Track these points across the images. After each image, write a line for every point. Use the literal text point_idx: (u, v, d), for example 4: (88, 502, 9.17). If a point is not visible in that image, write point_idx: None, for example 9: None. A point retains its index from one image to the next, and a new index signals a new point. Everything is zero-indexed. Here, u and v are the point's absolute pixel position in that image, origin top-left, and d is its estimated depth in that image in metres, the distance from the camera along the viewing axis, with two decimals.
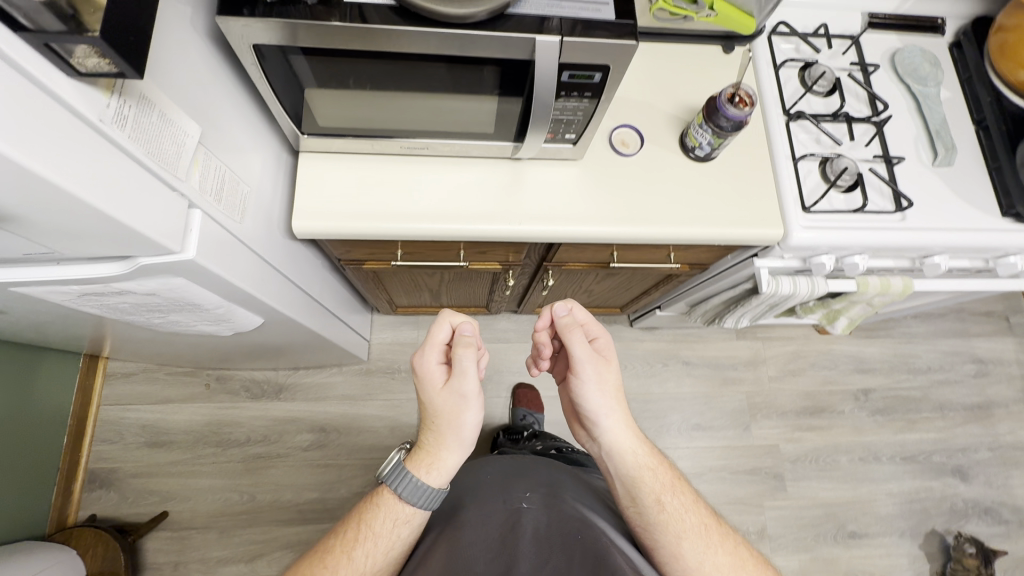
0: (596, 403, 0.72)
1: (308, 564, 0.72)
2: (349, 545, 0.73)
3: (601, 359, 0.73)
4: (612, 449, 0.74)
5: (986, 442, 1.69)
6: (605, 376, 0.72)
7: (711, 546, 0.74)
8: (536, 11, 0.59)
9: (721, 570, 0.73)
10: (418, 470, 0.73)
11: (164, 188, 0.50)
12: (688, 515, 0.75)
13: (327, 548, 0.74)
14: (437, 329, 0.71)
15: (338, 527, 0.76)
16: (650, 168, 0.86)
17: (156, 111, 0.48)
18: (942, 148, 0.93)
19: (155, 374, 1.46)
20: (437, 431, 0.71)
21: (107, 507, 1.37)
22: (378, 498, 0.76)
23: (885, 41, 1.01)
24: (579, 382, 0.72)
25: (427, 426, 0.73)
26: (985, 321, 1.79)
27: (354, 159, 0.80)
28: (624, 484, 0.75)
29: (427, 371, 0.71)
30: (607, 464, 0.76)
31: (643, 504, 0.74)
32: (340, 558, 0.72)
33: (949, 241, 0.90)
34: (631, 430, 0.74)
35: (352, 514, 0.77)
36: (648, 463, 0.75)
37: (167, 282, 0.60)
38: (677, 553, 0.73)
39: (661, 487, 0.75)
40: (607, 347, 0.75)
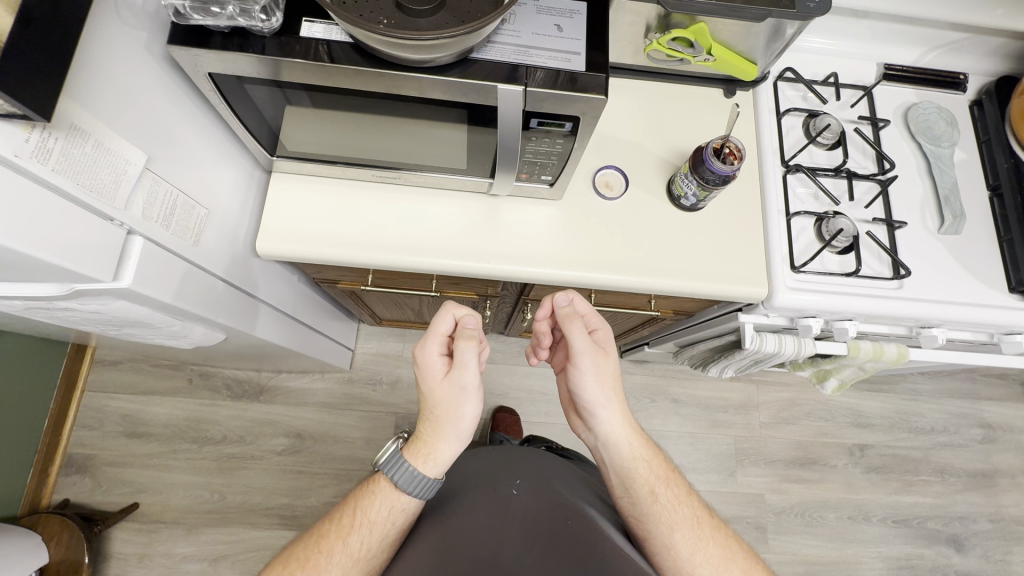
0: (593, 393, 0.71)
1: (304, 548, 0.71)
2: (343, 532, 0.72)
3: (600, 351, 0.71)
4: (608, 438, 0.73)
5: (987, 512, 1.60)
6: (603, 367, 0.71)
7: (704, 539, 0.72)
8: (504, 57, 0.57)
9: (712, 563, 0.71)
10: (414, 461, 0.72)
11: (98, 219, 0.49)
12: (681, 507, 0.73)
13: (323, 532, 0.73)
14: (440, 320, 0.68)
15: (333, 511, 0.75)
16: (633, 213, 0.83)
17: (92, 140, 0.47)
18: (950, 216, 0.87)
19: (139, 365, 1.47)
20: (436, 423, 0.71)
21: (80, 493, 1.38)
22: (374, 485, 0.74)
23: (899, 95, 0.96)
24: (576, 373, 0.71)
25: (424, 417, 0.72)
26: (998, 384, 1.70)
27: (326, 183, 0.78)
28: (619, 474, 0.74)
29: (427, 363, 0.69)
30: (601, 453, 0.76)
31: (636, 494, 0.73)
32: (335, 544, 0.71)
33: (948, 314, 0.85)
34: (628, 422, 0.73)
35: (347, 499, 0.76)
36: (643, 453, 0.74)
37: (108, 304, 0.59)
38: (669, 544, 0.72)
39: (655, 477, 0.74)
40: (607, 339, 0.73)
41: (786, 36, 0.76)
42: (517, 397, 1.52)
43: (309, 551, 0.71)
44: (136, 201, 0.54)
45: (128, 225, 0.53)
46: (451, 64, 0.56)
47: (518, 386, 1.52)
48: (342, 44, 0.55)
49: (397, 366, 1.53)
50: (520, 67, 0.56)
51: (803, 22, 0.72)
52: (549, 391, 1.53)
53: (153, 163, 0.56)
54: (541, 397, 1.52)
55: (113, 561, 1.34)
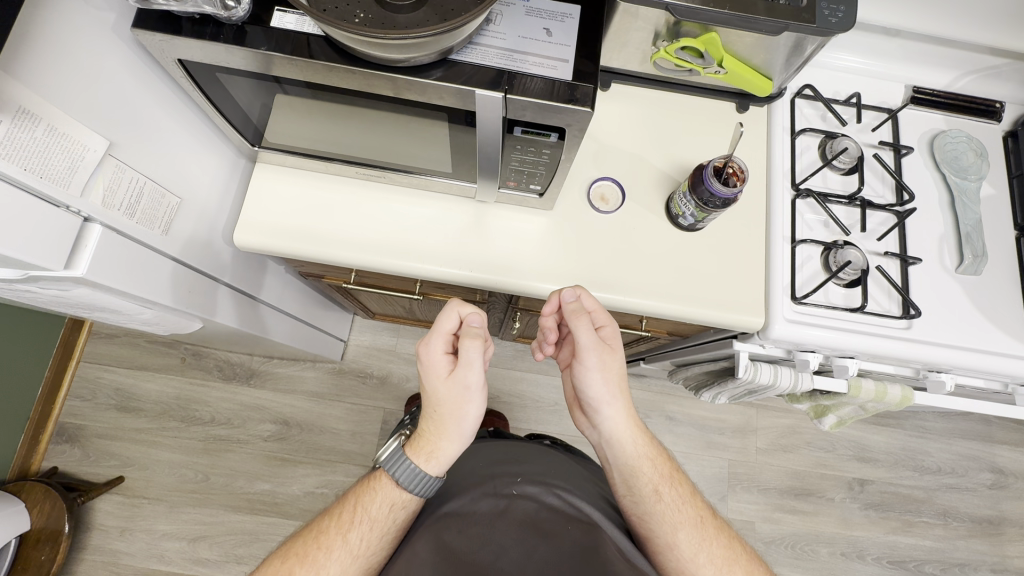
0: (598, 390, 0.65)
1: (299, 545, 0.63)
2: (343, 528, 0.64)
3: (606, 347, 0.65)
4: (611, 436, 0.68)
5: (989, 561, 1.53)
6: (610, 365, 0.65)
7: (708, 540, 0.66)
8: (488, 61, 0.54)
9: (716, 564, 0.66)
10: (416, 460, 0.65)
11: (48, 205, 0.48)
12: (685, 506, 0.67)
13: (320, 528, 0.64)
14: (446, 317, 0.61)
15: (331, 506, 0.67)
16: (627, 230, 0.79)
17: (44, 125, 0.46)
18: (970, 255, 0.81)
19: (135, 340, 1.48)
20: (438, 422, 0.63)
21: (69, 462, 1.40)
22: (374, 480, 0.67)
23: (927, 121, 0.90)
24: (581, 371, 0.65)
25: (425, 413, 0.65)
26: (1013, 429, 1.61)
27: (309, 177, 0.76)
28: (621, 472, 0.68)
29: (428, 362, 0.61)
30: (604, 451, 0.70)
31: (639, 492, 0.67)
32: (335, 541, 0.63)
33: (958, 359, 0.79)
34: (633, 420, 0.67)
35: (346, 494, 0.68)
36: (647, 451, 0.68)
37: (68, 291, 0.57)
38: (673, 545, 0.66)
39: (659, 476, 0.68)
40: (614, 337, 0.67)
41: (806, 53, 0.71)
42: (508, 402, 1.49)
43: (307, 547, 0.63)
44: (95, 188, 0.53)
45: (84, 212, 0.52)
46: (432, 65, 0.53)
47: (509, 390, 1.49)
48: (319, 38, 0.53)
49: (389, 361, 1.51)
50: (506, 73, 0.53)
51: (823, 39, 0.67)
52: (541, 398, 1.50)
53: (115, 148, 0.55)
54: (532, 403, 1.49)
55: (96, 533, 1.36)
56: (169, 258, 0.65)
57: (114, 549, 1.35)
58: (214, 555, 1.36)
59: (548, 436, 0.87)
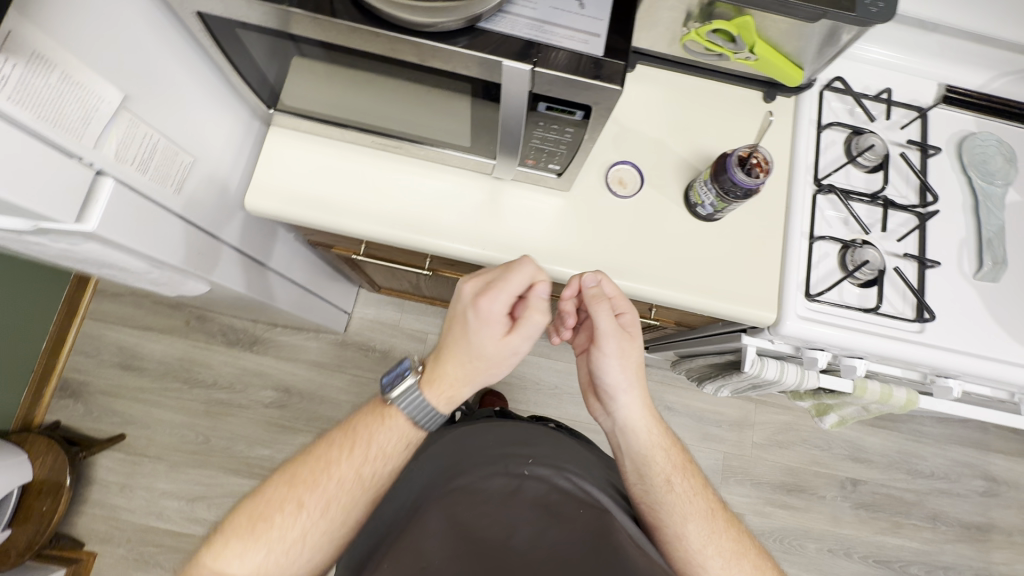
0: (615, 377, 0.66)
1: (308, 474, 0.61)
2: (356, 461, 0.62)
3: (626, 335, 0.65)
4: (625, 424, 0.68)
5: (974, 565, 1.55)
6: (628, 352, 0.65)
7: (718, 532, 0.66)
8: (516, 31, 0.52)
9: (724, 557, 0.65)
10: (433, 397, 0.62)
11: (59, 155, 0.47)
12: (696, 497, 0.67)
13: (329, 459, 0.62)
14: (518, 280, 0.57)
15: (336, 436, 0.64)
16: (643, 217, 0.77)
17: (59, 72, 0.45)
18: (990, 261, 0.81)
19: (140, 300, 1.48)
20: (467, 367, 0.61)
21: (71, 417, 1.42)
22: (384, 412, 0.64)
23: (958, 121, 0.88)
24: (599, 357, 0.65)
25: (453, 357, 0.61)
26: (1010, 439, 1.62)
27: (325, 144, 0.74)
28: (633, 460, 0.69)
29: (487, 320, 0.57)
30: (617, 439, 0.70)
31: (650, 481, 0.67)
32: (348, 474, 0.61)
33: (968, 366, 0.79)
34: (648, 408, 0.68)
35: (350, 424, 0.65)
36: (660, 441, 0.69)
37: (76, 245, 0.56)
38: (681, 535, 0.66)
39: (672, 466, 0.68)
40: (634, 324, 0.66)
41: (841, 43, 0.69)
42: (508, 382, 1.49)
43: (317, 477, 0.61)
44: (108, 141, 0.51)
45: (97, 165, 0.51)
46: (458, 32, 0.52)
47: (510, 371, 1.50)
48: None
49: (392, 335, 1.51)
50: (534, 45, 0.52)
51: (861, 29, 0.65)
52: (542, 381, 1.50)
53: (130, 102, 0.53)
54: (532, 385, 1.50)
55: (96, 487, 1.38)
56: (183, 221, 0.64)
57: (113, 504, 1.37)
58: (211, 516, 1.38)
59: (554, 419, 0.87)
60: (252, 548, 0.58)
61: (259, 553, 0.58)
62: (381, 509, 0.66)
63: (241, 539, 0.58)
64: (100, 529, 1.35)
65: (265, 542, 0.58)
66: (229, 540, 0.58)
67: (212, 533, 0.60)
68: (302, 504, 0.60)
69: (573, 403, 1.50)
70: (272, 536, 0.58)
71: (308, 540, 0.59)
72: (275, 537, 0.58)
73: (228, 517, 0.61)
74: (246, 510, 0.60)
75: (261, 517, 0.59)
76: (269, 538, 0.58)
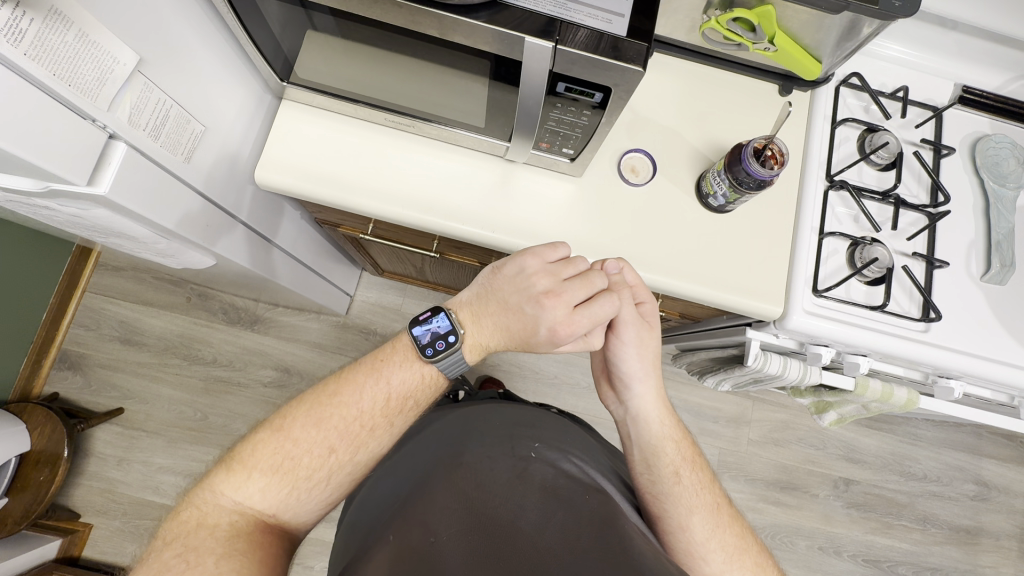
0: (631, 365, 0.68)
1: (340, 421, 0.62)
2: (388, 413, 0.63)
3: (646, 325, 0.67)
4: (638, 413, 0.70)
5: (961, 568, 1.57)
6: (646, 342, 0.67)
7: (721, 527, 0.67)
8: (541, 7, 0.52)
9: (727, 552, 0.66)
10: (469, 359, 0.66)
11: (74, 115, 0.47)
12: (702, 491, 0.68)
13: (360, 407, 0.62)
14: (605, 309, 0.61)
15: (364, 383, 0.63)
16: (654, 205, 0.77)
17: (75, 30, 0.45)
18: (997, 263, 0.81)
19: (141, 275, 1.48)
20: (511, 343, 0.65)
21: (70, 389, 1.41)
22: (417, 366, 0.64)
23: (972, 123, 0.87)
24: (617, 345, 0.67)
25: (501, 328, 0.64)
26: (1003, 444, 1.63)
27: (336, 120, 0.74)
28: (642, 450, 0.70)
29: (560, 331, 0.60)
30: (627, 429, 0.72)
31: (659, 472, 0.68)
32: (378, 422, 0.63)
33: (972, 367, 0.79)
34: (661, 399, 0.70)
35: (379, 371, 0.64)
36: (671, 433, 0.70)
37: (86, 210, 0.55)
38: (686, 527, 0.66)
39: (681, 459, 0.69)
40: (652, 313, 0.68)
41: (861, 36, 0.68)
42: (507, 370, 1.49)
43: (347, 423, 0.62)
44: (122, 104, 0.51)
45: (110, 127, 0.50)
46: (480, 6, 0.51)
47: (510, 360, 1.50)
48: None
49: (393, 319, 1.51)
50: (558, 21, 0.51)
51: (882, 22, 0.64)
52: (541, 370, 1.51)
53: (145, 66, 0.53)
54: (532, 374, 1.50)
55: (93, 460, 1.38)
56: (194, 190, 0.64)
57: (110, 477, 1.38)
58: None
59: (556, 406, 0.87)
60: (278, 483, 0.59)
61: (285, 488, 0.59)
62: (395, 450, 0.69)
63: (265, 473, 0.59)
64: (96, 502, 1.36)
65: (291, 479, 0.59)
66: (251, 474, 0.58)
67: (226, 462, 0.60)
68: (332, 447, 0.61)
69: (571, 394, 1.50)
70: (299, 475, 0.60)
71: (334, 481, 0.61)
72: (301, 477, 0.60)
73: (246, 448, 0.60)
74: (271, 447, 0.60)
75: (292, 457, 0.60)
76: (296, 475, 0.60)
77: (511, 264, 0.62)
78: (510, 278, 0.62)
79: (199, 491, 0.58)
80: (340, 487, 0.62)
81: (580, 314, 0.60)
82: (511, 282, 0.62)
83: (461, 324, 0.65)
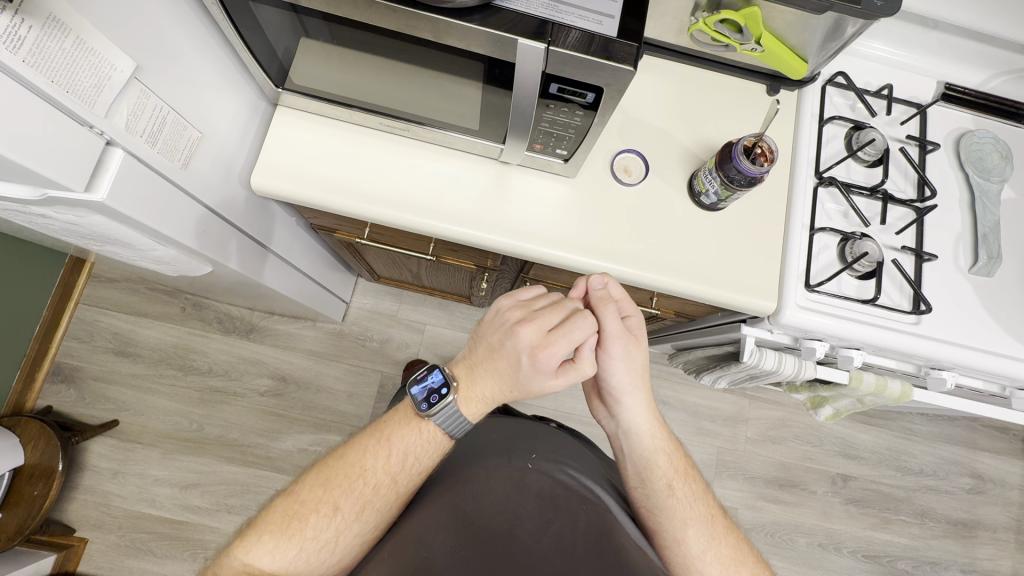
0: (621, 380, 0.67)
1: (346, 479, 0.63)
2: (390, 471, 0.63)
3: (632, 338, 0.67)
4: (630, 427, 0.69)
5: (960, 561, 1.58)
6: (634, 355, 0.66)
7: (716, 538, 0.67)
8: (532, 10, 0.53)
9: (723, 563, 0.66)
10: (467, 413, 0.64)
11: (72, 122, 0.47)
12: (697, 503, 0.68)
13: (364, 465, 0.63)
14: (581, 327, 0.59)
15: (370, 443, 0.65)
16: (648, 205, 0.78)
17: (73, 37, 0.45)
18: (984, 256, 0.82)
19: (135, 286, 1.47)
20: (506, 389, 0.63)
21: (63, 403, 1.40)
22: (419, 424, 0.65)
23: (955, 119, 0.89)
24: (606, 359, 0.66)
25: (490, 374, 0.63)
26: (997, 437, 1.64)
27: (332, 125, 0.74)
28: (635, 464, 0.69)
29: (540, 358, 0.59)
30: (620, 442, 0.71)
31: (653, 486, 0.68)
32: (382, 481, 0.63)
33: (962, 358, 0.80)
34: (652, 412, 0.69)
35: (384, 431, 0.65)
36: (664, 445, 0.70)
37: (84, 217, 0.55)
38: (681, 540, 0.66)
39: (674, 471, 0.69)
40: (640, 328, 0.68)
41: (845, 36, 0.70)
42: None
43: (353, 481, 0.62)
44: (120, 111, 0.52)
45: (108, 134, 0.51)
46: (473, 8, 0.52)
47: None
48: None
49: (389, 325, 1.51)
50: (549, 23, 0.52)
51: (865, 22, 0.66)
52: None
53: (141, 72, 0.53)
54: None
55: (87, 474, 1.37)
56: (200, 205, 0.67)
57: (106, 491, 1.36)
58: (204, 504, 1.37)
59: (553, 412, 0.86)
60: (287, 544, 0.59)
61: (293, 549, 0.59)
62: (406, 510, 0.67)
63: (275, 535, 0.59)
64: (91, 516, 1.34)
65: (299, 539, 0.59)
66: (262, 536, 0.59)
67: (243, 529, 0.61)
68: (337, 505, 0.61)
69: (570, 396, 1.50)
70: (306, 535, 0.60)
71: (341, 540, 0.61)
72: (308, 536, 0.60)
73: (260, 512, 0.62)
74: (281, 509, 0.61)
75: (300, 518, 0.60)
76: (303, 535, 0.60)
77: (488, 309, 0.64)
78: (489, 322, 0.64)
79: (216, 555, 0.59)
80: (348, 550, 0.61)
81: (556, 335, 0.59)
82: (491, 326, 0.63)
83: (455, 378, 0.65)
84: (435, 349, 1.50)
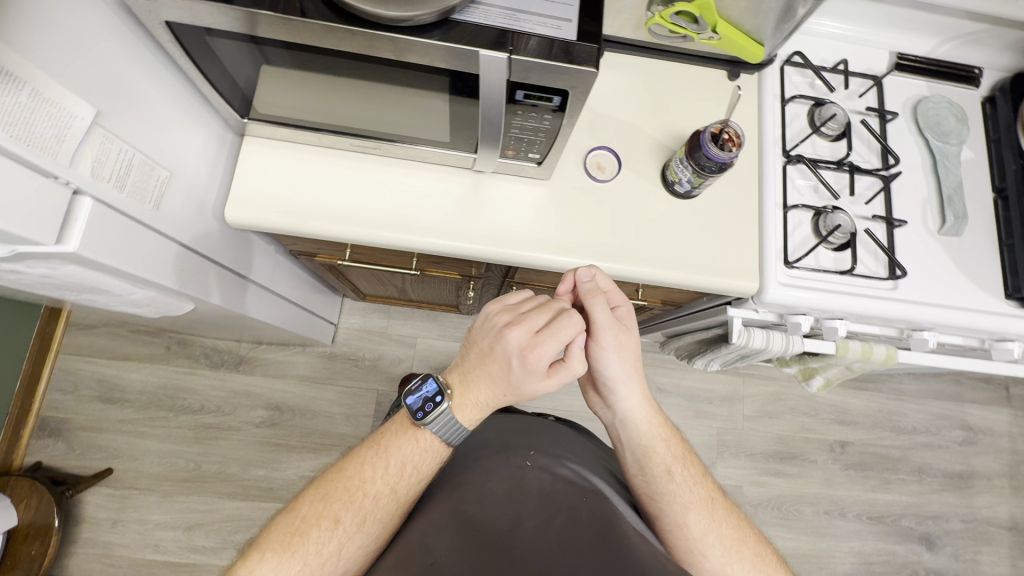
0: (614, 370, 0.68)
1: (345, 491, 0.62)
2: (389, 480, 0.63)
3: (622, 327, 0.67)
4: (626, 416, 0.70)
5: (961, 513, 1.62)
6: (625, 344, 0.67)
7: (717, 520, 0.68)
8: (490, 21, 0.54)
9: (724, 544, 0.67)
10: (462, 419, 0.64)
11: (37, 176, 0.47)
12: (696, 487, 0.69)
13: (363, 476, 0.63)
14: (568, 326, 0.59)
15: (368, 454, 0.64)
16: (624, 199, 0.79)
17: (28, 88, 0.44)
18: (951, 217, 0.85)
19: (116, 330, 1.44)
20: (500, 393, 0.63)
21: (53, 457, 1.37)
22: (416, 432, 0.65)
23: (911, 87, 0.92)
24: (598, 351, 0.66)
25: (483, 380, 0.64)
26: (983, 388, 1.69)
27: (302, 150, 0.74)
28: (633, 452, 0.70)
29: (531, 361, 0.59)
30: (618, 431, 0.72)
31: (651, 472, 0.69)
32: (382, 491, 0.62)
33: (939, 317, 0.82)
34: (646, 400, 0.70)
35: (381, 441, 0.65)
36: (660, 432, 0.70)
37: (57, 268, 0.54)
38: (682, 523, 0.67)
39: (672, 457, 0.70)
40: (630, 316, 0.68)
41: (796, 17, 0.71)
42: None
43: (353, 493, 0.62)
44: (84, 158, 0.51)
45: (74, 183, 0.50)
46: (432, 25, 0.52)
47: None
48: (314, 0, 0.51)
49: (380, 342, 1.50)
50: (509, 32, 0.53)
51: (814, 2, 0.67)
52: None
53: (103, 117, 0.53)
54: None
55: (85, 526, 1.33)
56: (175, 243, 0.66)
57: (106, 541, 1.33)
58: (210, 543, 1.35)
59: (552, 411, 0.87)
60: (289, 561, 0.58)
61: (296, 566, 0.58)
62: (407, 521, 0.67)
63: (276, 553, 0.58)
64: (94, 569, 1.31)
65: (301, 556, 0.58)
66: (264, 555, 0.58)
67: (243, 551, 0.60)
68: (338, 518, 0.61)
69: (567, 394, 1.51)
70: (309, 550, 0.59)
71: (345, 553, 0.60)
72: (311, 552, 0.59)
73: (260, 533, 0.60)
74: (282, 526, 0.60)
75: (301, 534, 0.59)
76: (305, 551, 0.59)
77: (477, 316, 0.64)
78: (479, 329, 0.64)
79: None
80: (352, 562, 0.61)
81: (545, 335, 0.59)
82: (480, 331, 0.63)
83: (449, 386, 0.65)
84: (429, 361, 1.50)
